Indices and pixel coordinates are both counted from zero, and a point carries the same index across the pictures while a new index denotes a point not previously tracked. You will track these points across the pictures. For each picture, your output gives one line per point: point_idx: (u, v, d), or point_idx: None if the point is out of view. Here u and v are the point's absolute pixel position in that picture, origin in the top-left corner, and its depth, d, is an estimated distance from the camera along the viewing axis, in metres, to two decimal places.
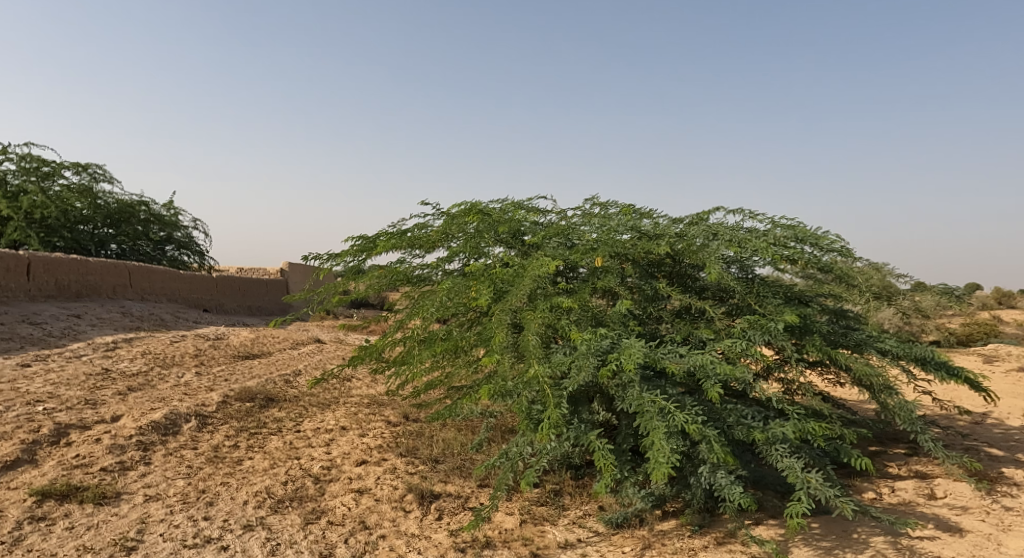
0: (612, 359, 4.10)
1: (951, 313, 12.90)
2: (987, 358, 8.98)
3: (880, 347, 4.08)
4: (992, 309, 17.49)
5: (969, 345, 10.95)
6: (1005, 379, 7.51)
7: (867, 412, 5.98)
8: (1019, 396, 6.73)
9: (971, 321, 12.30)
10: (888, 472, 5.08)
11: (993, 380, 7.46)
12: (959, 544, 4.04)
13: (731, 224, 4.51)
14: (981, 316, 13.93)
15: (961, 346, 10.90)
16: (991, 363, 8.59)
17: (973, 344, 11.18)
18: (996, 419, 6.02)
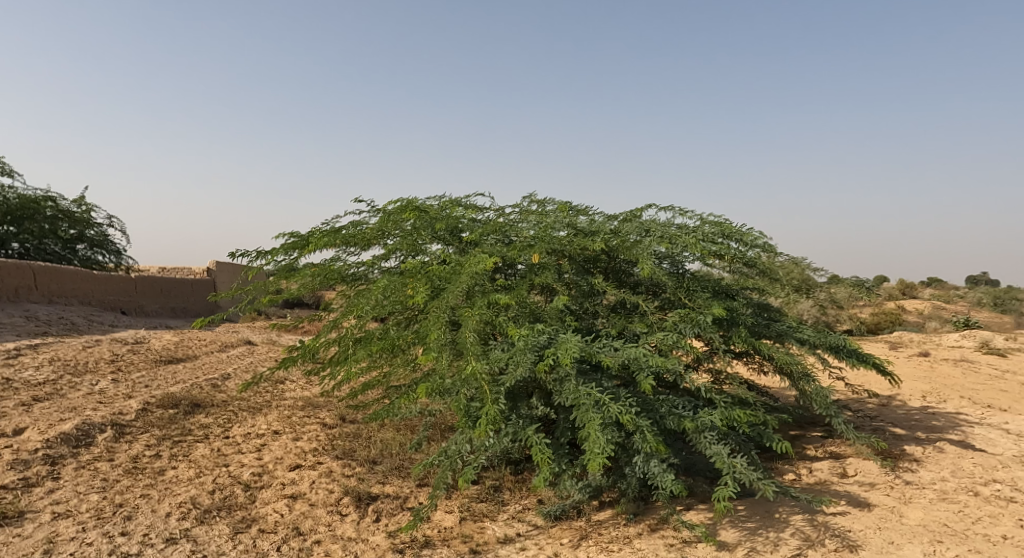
0: (549, 354, 4.17)
1: (861, 305, 13.94)
2: (892, 345, 9.72)
3: (799, 337, 4.34)
4: (896, 299, 18.98)
5: (877, 333, 11.82)
6: (908, 364, 8.16)
7: (788, 399, 6.35)
8: (919, 379, 7.34)
9: (878, 310, 13.29)
10: (806, 454, 5.42)
11: (897, 365, 8.10)
12: (867, 518, 4.38)
13: (663, 221, 4.67)
14: (887, 305, 15.08)
15: (871, 334, 11.75)
16: (896, 349, 9.33)
17: (880, 332, 12.09)
18: (900, 401, 6.55)
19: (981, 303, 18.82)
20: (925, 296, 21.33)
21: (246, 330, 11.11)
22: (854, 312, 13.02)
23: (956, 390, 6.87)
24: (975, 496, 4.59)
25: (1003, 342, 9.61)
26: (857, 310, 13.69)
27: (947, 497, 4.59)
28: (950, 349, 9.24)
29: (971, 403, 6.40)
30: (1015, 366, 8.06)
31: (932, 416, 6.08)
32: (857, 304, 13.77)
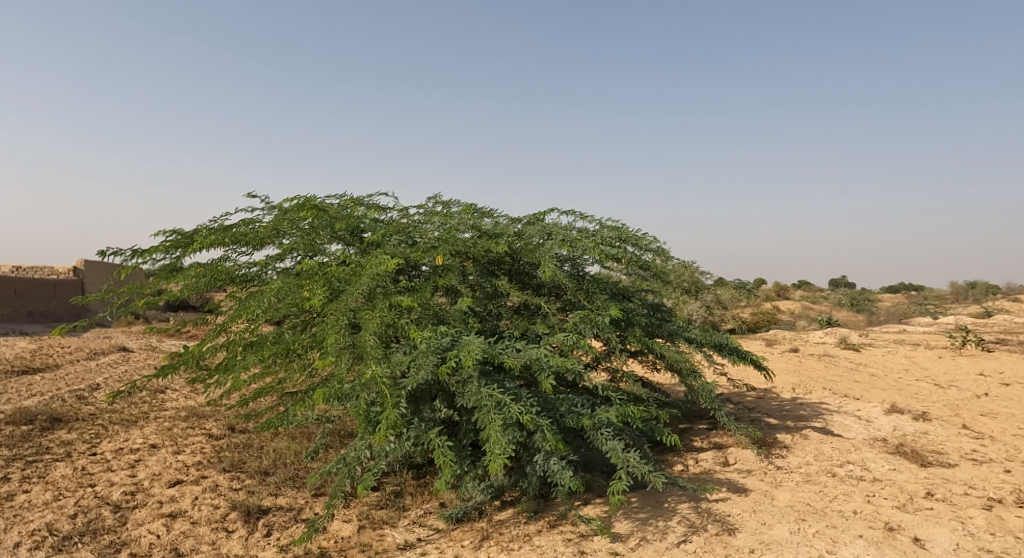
0: (452, 356, 4.16)
1: (743, 305, 15.12)
2: (767, 342, 10.61)
3: (687, 336, 4.63)
4: (770, 300, 20.74)
5: (756, 331, 12.84)
6: (781, 359, 8.96)
7: (678, 394, 6.76)
8: (790, 373, 8.08)
9: (756, 310, 14.45)
10: (693, 446, 5.80)
11: (772, 360, 8.87)
12: (745, 502, 4.77)
13: (564, 225, 4.81)
14: (763, 305, 16.44)
15: (752, 332, 12.76)
16: (772, 346, 10.22)
17: (760, 330, 13.17)
18: (773, 394, 7.18)
19: (838, 304, 21.02)
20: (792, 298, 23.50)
21: (120, 336, 10.12)
22: (736, 313, 14.08)
23: (819, 382, 7.63)
24: (833, 477, 5.12)
25: (860, 339, 10.79)
26: (738, 310, 14.82)
27: (811, 479, 5.09)
28: (815, 345, 10.24)
29: (831, 393, 7.14)
30: (867, 359, 9.07)
31: (800, 406, 6.72)
32: (739, 305, 14.91)
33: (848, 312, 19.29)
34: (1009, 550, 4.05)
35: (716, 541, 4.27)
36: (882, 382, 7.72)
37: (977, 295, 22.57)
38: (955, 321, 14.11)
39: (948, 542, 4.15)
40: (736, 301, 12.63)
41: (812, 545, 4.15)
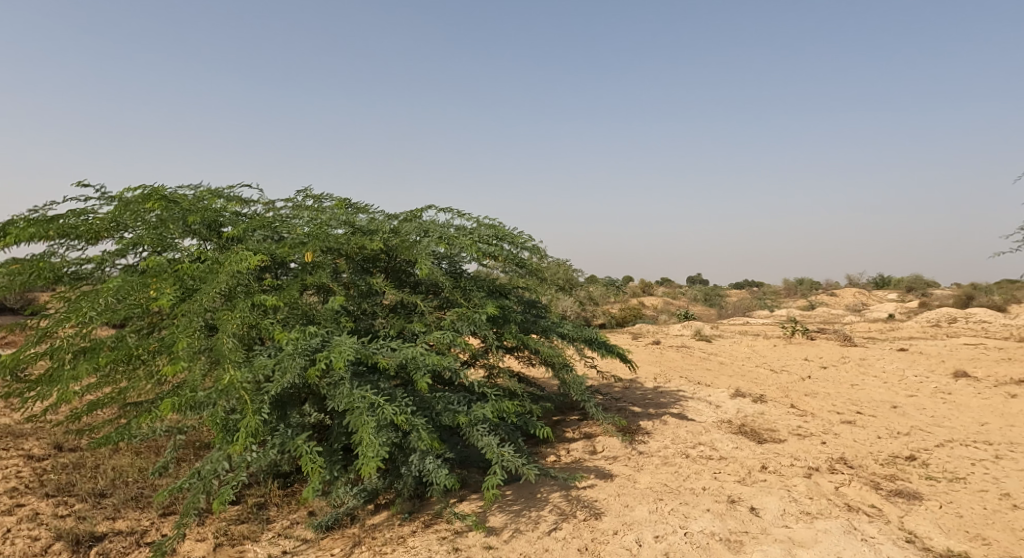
0: (321, 358, 3.95)
1: (612, 302, 16.03)
2: (633, 335, 11.31)
3: (561, 332, 4.78)
4: (633, 296, 22.16)
5: (625, 326, 13.63)
6: (645, 351, 9.61)
7: (551, 387, 6.99)
8: (651, 364, 8.69)
9: (624, 306, 15.35)
10: (565, 436, 6.03)
11: (636, 352, 9.49)
12: (610, 487, 5.05)
13: (442, 222, 4.78)
14: (630, 300, 17.49)
15: (619, 326, 13.56)
16: (636, 339, 10.93)
17: (627, 324, 14.03)
18: (636, 383, 7.67)
19: (690, 300, 22.93)
20: (651, 293, 25.24)
21: None
22: (605, 308, 14.85)
23: (676, 371, 8.28)
24: (687, 458, 5.59)
25: (711, 331, 11.87)
26: (607, 306, 15.64)
27: (668, 461, 5.51)
28: (674, 337, 11.09)
29: (686, 381, 7.78)
30: (717, 349, 10.00)
31: (660, 394, 7.25)
32: (608, 302, 15.76)
33: (700, 307, 21.13)
34: (824, 511, 4.67)
35: (583, 526, 4.47)
36: (728, 369, 8.55)
37: (801, 290, 25.74)
38: (787, 314, 15.98)
39: (778, 509, 4.70)
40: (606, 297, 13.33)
41: (667, 522, 4.49)
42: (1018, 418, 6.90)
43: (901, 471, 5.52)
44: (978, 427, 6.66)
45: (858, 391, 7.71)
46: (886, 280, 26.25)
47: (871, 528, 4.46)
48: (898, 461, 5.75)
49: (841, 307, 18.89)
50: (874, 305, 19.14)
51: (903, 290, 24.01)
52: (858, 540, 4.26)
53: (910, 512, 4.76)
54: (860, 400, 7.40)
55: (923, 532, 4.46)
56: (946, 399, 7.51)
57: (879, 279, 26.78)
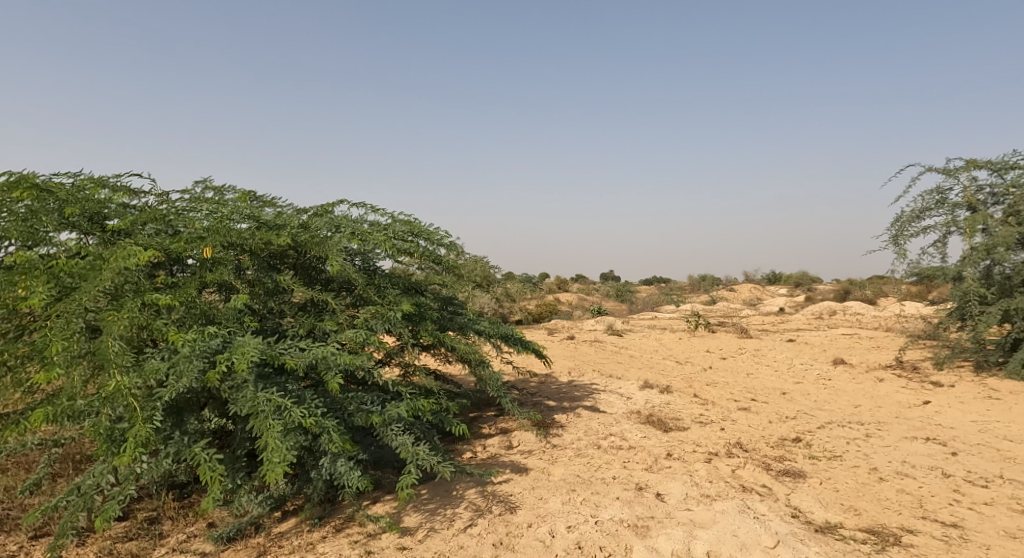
0: (222, 360, 3.70)
1: (528, 298, 16.24)
2: (548, 331, 11.50)
3: (477, 329, 4.77)
4: (547, 292, 22.55)
5: (541, 321, 13.85)
6: (559, 346, 9.80)
7: (468, 384, 6.96)
8: (566, 358, 8.87)
9: (540, 302, 15.60)
10: (481, 433, 6.03)
11: (551, 347, 9.65)
12: (525, 480, 5.11)
13: (354, 218, 4.63)
14: (546, 296, 17.81)
15: (536, 323, 13.75)
16: (552, 334, 11.12)
17: (543, 320, 14.26)
18: (551, 378, 7.80)
19: (603, 296, 23.68)
20: (566, 290, 25.83)
21: None
22: (522, 305, 15.01)
23: (589, 365, 8.51)
24: (598, 448, 5.75)
25: (623, 325, 12.30)
26: (524, 303, 15.82)
27: (580, 453, 5.65)
28: (588, 332, 11.39)
29: (598, 374, 8.01)
30: (627, 343, 10.37)
31: (573, 388, 7.41)
32: (524, 298, 15.95)
33: (612, 303, 21.87)
34: (722, 493, 4.96)
35: (498, 520, 4.49)
36: (637, 362, 8.88)
37: (704, 286, 27.22)
38: (692, 309, 16.87)
39: (681, 493, 4.93)
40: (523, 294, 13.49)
41: (579, 512, 4.60)
42: (885, 400, 7.67)
43: (789, 452, 5.97)
44: (854, 409, 7.32)
45: (753, 380, 8.26)
46: (777, 277, 28.29)
47: (762, 506, 4.79)
48: (786, 442, 6.22)
49: (738, 302, 20.15)
50: (766, 299, 20.60)
51: (791, 285, 25.99)
52: (751, 518, 4.56)
53: (796, 489, 5.15)
54: (754, 388, 7.93)
55: (807, 507, 4.84)
56: (826, 385, 8.21)
57: (771, 275, 28.82)
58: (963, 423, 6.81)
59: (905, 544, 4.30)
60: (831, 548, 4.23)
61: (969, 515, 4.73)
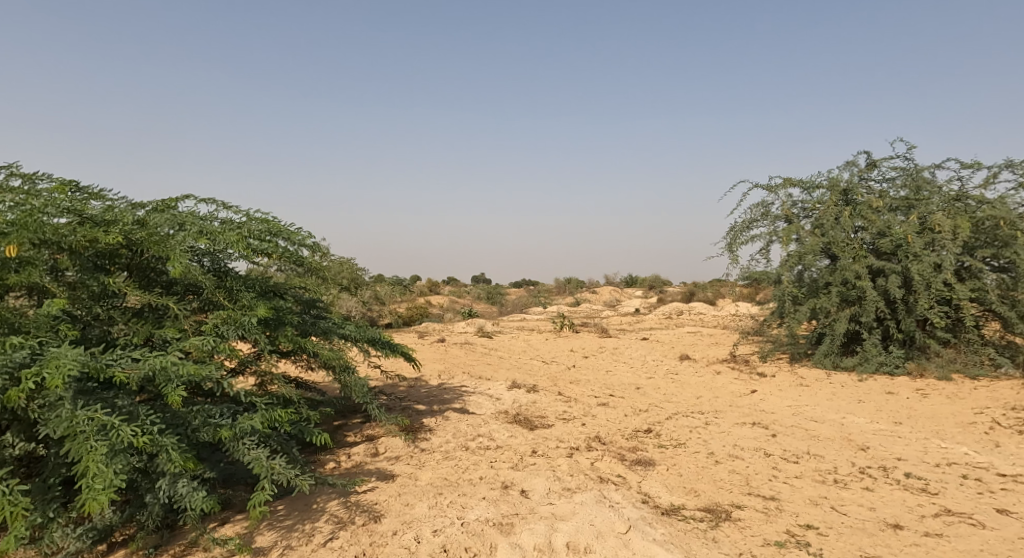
0: (30, 376, 3.12)
1: (399, 301, 15.89)
2: (419, 334, 11.30)
3: (342, 333, 4.51)
4: (419, 294, 22.28)
5: (411, 324, 13.58)
6: (429, 349, 9.66)
7: (333, 391, 6.60)
8: (435, 361, 8.74)
9: (411, 305, 15.32)
10: (345, 441, 5.73)
11: (421, 350, 9.49)
12: (391, 487, 4.93)
13: (202, 215, 4.18)
14: (416, 299, 17.53)
15: (407, 326, 13.49)
16: (423, 337, 10.95)
17: (415, 322, 14.02)
18: (421, 381, 7.65)
19: (473, 298, 23.82)
20: (436, 292, 25.64)
21: None
22: (393, 308, 14.66)
23: (459, 367, 8.46)
24: (466, 450, 5.71)
25: (493, 327, 12.43)
26: (394, 306, 15.45)
27: (448, 455, 5.58)
28: (457, 334, 11.35)
29: (468, 376, 7.99)
30: (496, 344, 10.48)
31: (443, 390, 7.32)
32: (395, 301, 15.59)
33: (483, 305, 22.04)
34: (581, 485, 5.14)
35: (361, 531, 4.27)
36: (506, 363, 9.00)
37: (569, 288, 28.34)
38: (557, 311, 17.49)
39: (544, 488, 5.04)
40: (392, 297, 13.13)
41: (445, 515, 4.52)
42: (722, 391, 8.45)
43: (641, 443, 6.36)
44: (696, 400, 7.97)
45: (612, 377, 8.71)
46: (634, 279, 30.25)
47: (617, 495, 5.03)
48: (639, 434, 6.62)
49: (600, 303, 21.22)
50: (625, 301, 21.90)
51: (646, 288, 27.85)
52: (606, 507, 4.76)
53: (647, 477, 5.49)
54: (612, 384, 8.36)
55: (655, 493, 5.16)
56: (675, 379, 8.87)
57: (628, 278, 30.77)
58: (782, 408, 7.69)
59: (735, 518, 4.73)
60: (675, 528, 4.52)
61: (785, 488, 5.32)
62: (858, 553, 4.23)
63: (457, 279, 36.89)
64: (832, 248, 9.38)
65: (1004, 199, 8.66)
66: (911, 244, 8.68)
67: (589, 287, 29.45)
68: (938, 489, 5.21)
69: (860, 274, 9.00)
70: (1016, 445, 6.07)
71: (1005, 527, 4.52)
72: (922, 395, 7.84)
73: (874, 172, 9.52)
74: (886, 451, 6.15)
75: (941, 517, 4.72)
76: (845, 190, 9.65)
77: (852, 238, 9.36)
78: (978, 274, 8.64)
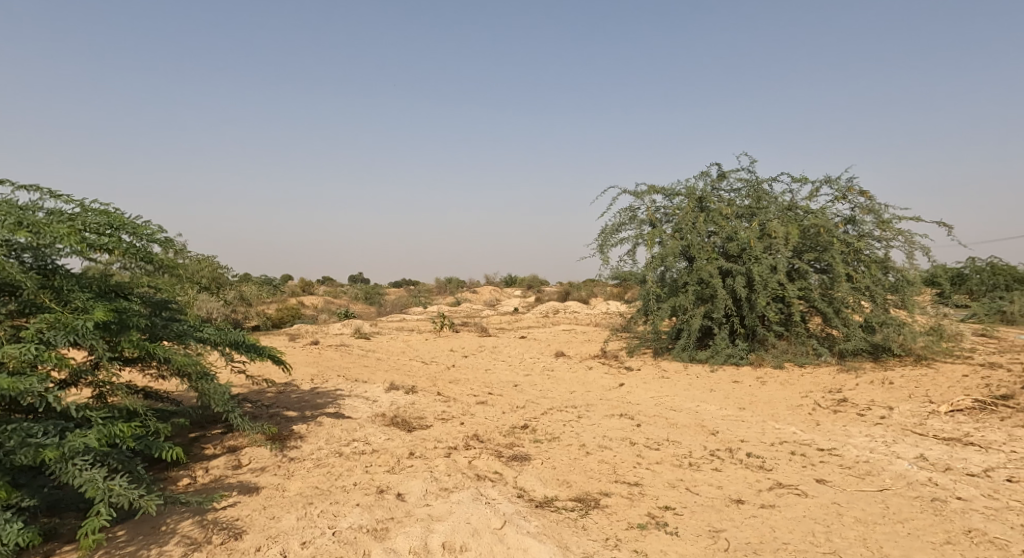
0: None
1: (268, 302, 14.94)
2: (290, 336, 10.65)
3: (199, 337, 4.07)
4: (292, 294, 21.13)
5: (282, 326, 12.80)
6: (301, 351, 9.12)
7: (189, 400, 6.00)
8: (307, 364, 8.26)
9: (282, 306, 14.45)
10: (203, 454, 5.21)
11: (292, 353, 8.93)
12: (255, 501, 4.55)
13: (22, 204, 3.58)
14: (287, 299, 16.54)
15: (276, 328, 12.68)
16: (295, 339, 10.34)
17: (285, 324, 13.24)
18: (292, 386, 7.19)
19: (350, 298, 22.95)
20: (309, 291, 24.38)
21: None
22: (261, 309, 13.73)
23: (333, 370, 8.06)
24: (340, 456, 5.43)
25: (370, 328, 12.02)
26: (263, 306, 14.50)
27: (320, 463, 5.26)
28: (333, 336, 10.83)
29: (343, 380, 7.63)
30: (374, 345, 10.13)
31: (315, 395, 6.92)
32: (264, 302, 14.62)
33: (360, 305, 21.35)
34: (459, 485, 5.07)
35: (220, 551, 3.88)
36: (384, 365, 8.71)
37: (449, 288, 28.24)
38: (437, 311, 17.29)
39: (420, 490, 4.90)
40: (259, 297, 12.27)
41: (315, 525, 4.25)
42: (593, 385, 8.78)
43: (518, 439, 6.41)
44: (570, 395, 8.21)
45: (490, 375, 8.73)
46: (513, 279, 30.77)
47: (493, 492, 5.02)
48: (517, 430, 6.67)
49: (480, 302, 21.34)
50: (504, 300, 22.21)
51: (524, 288, 28.39)
52: (482, 504, 4.72)
53: (523, 471, 5.54)
54: (491, 382, 8.38)
55: (530, 486, 5.22)
56: (551, 375, 9.08)
57: (506, 278, 31.23)
58: (647, 399, 8.13)
59: (603, 506, 4.89)
60: (548, 520, 4.58)
61: (647, 474, 5.60)
62: (708, 528, 4.52)
63: (331, 279, 35.36)
64: (689, 250, 10.06)
65: (825, 210, 9.77)
66: (753, 247, 9.53)
67: (469, 286, 29.48)
68: (773, 466, 5.72)
69: (712, 274, 9.72)
70: (832, 423, 6.85)
71: (822, 494, 5.05)
72: (762, 382, 8.65)
73: (723, 183, 10.35)
74: (733, 434, 6.70)
75: (774, 490, 5.17)
76: (700, 197, 10.41)
77: (706, 241, 10.10)
78: (805, 274, 9.65)
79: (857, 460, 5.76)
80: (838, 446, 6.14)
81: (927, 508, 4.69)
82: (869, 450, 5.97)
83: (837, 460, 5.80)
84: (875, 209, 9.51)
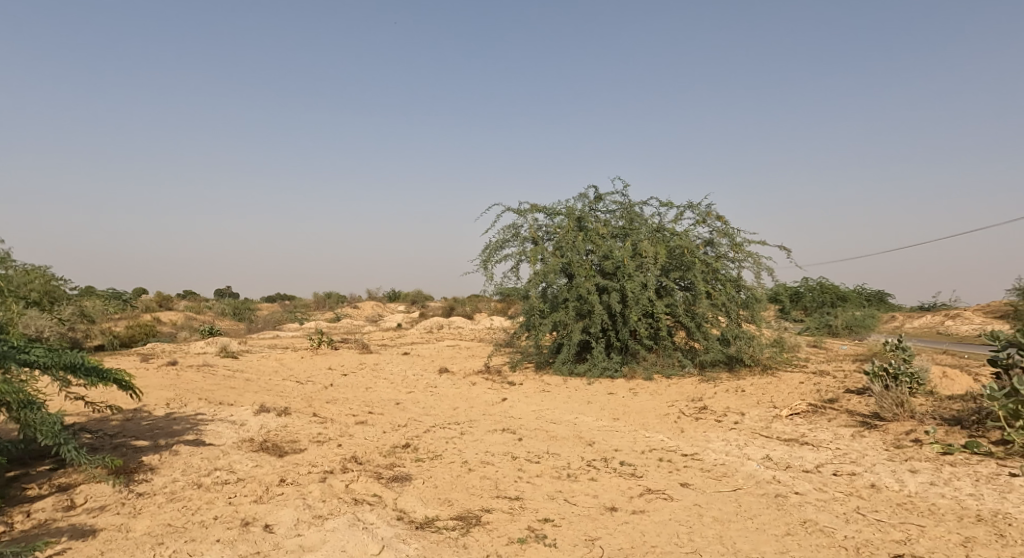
0: None
1: (118, 318, 13.45)
2: (143, 356, 9.63)
3: (23, 360, 3.51)
4: (148, 310, 19.21)
5: (133, 346, 11.55)
6: (155, 373, 8.24)
7: (10, 433, 5.18)
8: (163, 387, 7.47)
9: (135, 323, 13.07)
10: (26, 496, 4.50)
11: (145, 375, 8.06)
12: (91, 545, 3.97)
13: None
14: (141, 317, 15.01)
15: (126, 348, 11.42)
16: (148, 359, 9.35)
17: (138, 344, 11.96)
18: (143, 412, 6.45)
19: (217, 313, 21.30)
20: (169, 307, 22.33)
21: None
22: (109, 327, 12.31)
23: (194, 393, 7.35)
24: (197, 487, 4.91)
25: (239, 346, 11.18)
26: (111, 323, 13.03)
27: (174, 496, 4.73)
28: (194, 356, 9.93)
29: (204, 403, 6.97)
30: (242, 365, 9.40)
31: (171, 421, 6.26)
32: (113, 319, 13.14)
33: (228, 321, 19.85)
34: (333, 511, 4.76)
35: None
36: (254, 385, 8.09)
37: (328, 303, 27.07)
38: (315, 326, 16.45)
39: (291, 519, 4.55)
40: (107, 314, 10.99)
41: None
42: (475, 400, 8.72)
43: (398, 458, 6.18)
44: (453, 412, 8.08)
45: (370, 393, 8.39)
46: (397, 294, 30.18)
47: (371, 515, 4.77)
48: (397, 450, 6.43)
49: (361, 318, 20.66)
50: (385, 315, 21.66)
51: (408, 303, 27.91)
52: (359, 529, 4.47)
53: (403, 492, 5.33)
54: (371, 401, 8.05)
55: (410, 508, 5.02)
56: (433, 392, 8.90)
57: (390, 294, 30.56)
58: (527, 413, 8.19)
59: (484, 522, 4.81)
60: (428, 541, 4.43)
61: (528, 487, 5.61)
62: (583, 538, 4.58)
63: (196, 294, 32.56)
64: (569, 268, 10.36)
65: (688, 233, 10.48)
66: (626, 265, 9.99)
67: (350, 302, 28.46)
68: (643, 473, 5.95)
69: (590, 290, 10.05)
70: (696, 429, 7.28)
71: (686, 497, 5.30)
72: (634, 394, 9.04)
73: (600, 204, 10.79)
74: (608, 444, 6.90)
75: (644, 496, 5.36)
76: (578, 217, 10.75)
77: (584, 259, 10.44)
78: (671, 291, 10.27)
79: (716, 463, 6.14)
80: (699, 450, 6.52)
81: (772, 504, 5.06)
82: (726, 453, 6.39)
83: (698, 464, 6.15)
84: (729, 233, 10.34)
